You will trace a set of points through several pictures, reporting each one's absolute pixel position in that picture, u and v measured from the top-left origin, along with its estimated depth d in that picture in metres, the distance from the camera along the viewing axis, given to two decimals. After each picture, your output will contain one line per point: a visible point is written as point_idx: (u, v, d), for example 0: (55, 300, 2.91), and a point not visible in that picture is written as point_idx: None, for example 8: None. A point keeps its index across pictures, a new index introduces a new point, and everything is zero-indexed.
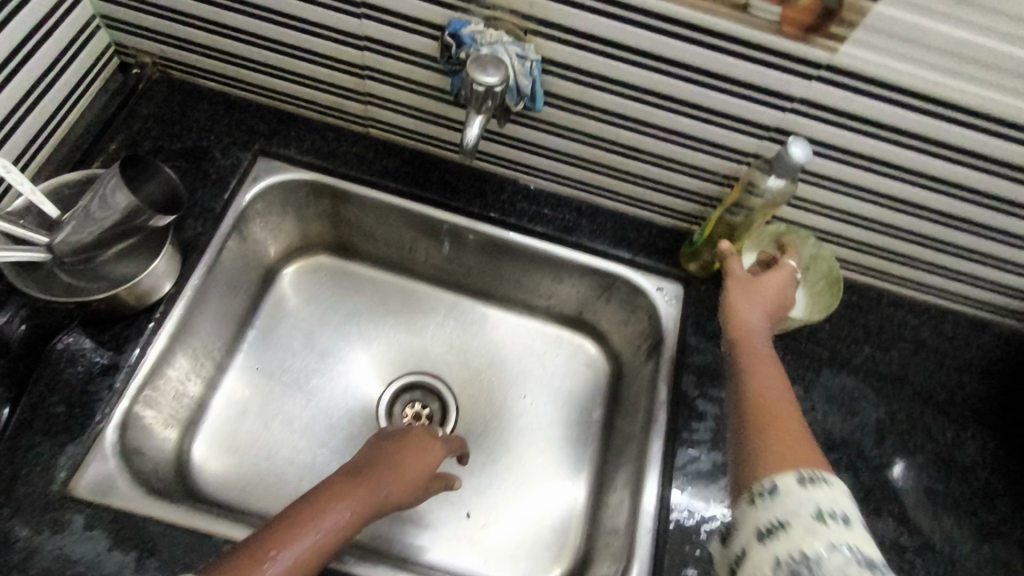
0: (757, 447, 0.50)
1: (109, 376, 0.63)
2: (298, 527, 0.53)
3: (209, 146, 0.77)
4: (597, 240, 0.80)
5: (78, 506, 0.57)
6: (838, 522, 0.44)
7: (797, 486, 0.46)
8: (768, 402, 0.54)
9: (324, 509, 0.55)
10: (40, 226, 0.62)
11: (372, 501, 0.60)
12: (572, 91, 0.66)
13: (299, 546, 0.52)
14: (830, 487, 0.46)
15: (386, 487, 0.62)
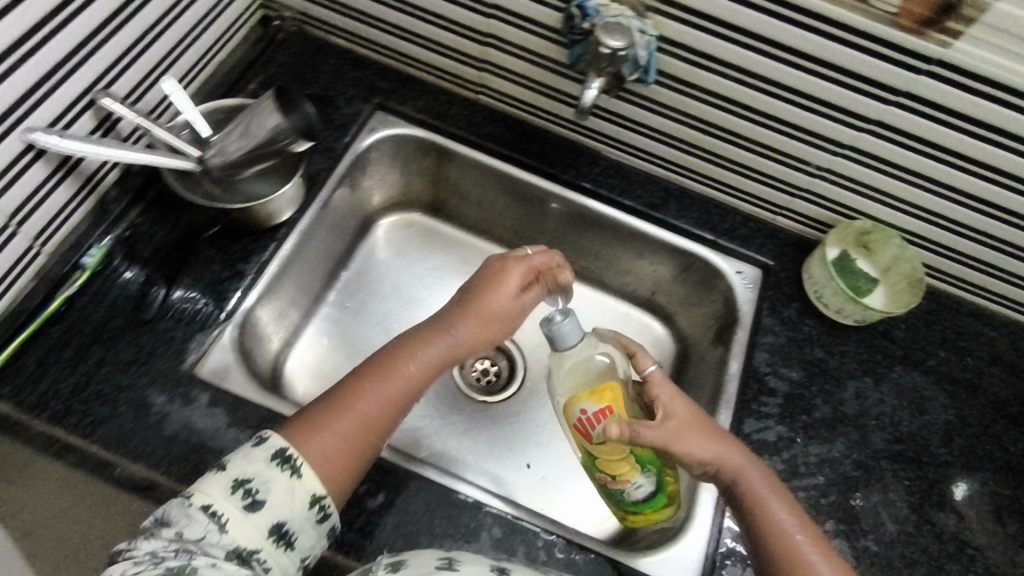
0: None
1: (235, 281, 0.71)
2: (329, 423, 0.57)
3: (335, 96, 0.84)
4: (681, 219, 0.84)
5: (203, 387, 0.64)
6: None
7: None
8: (779, 537, 0.57)
9: (354, 400, 0.59)
10: (193, 142, 0.71)
11: (406, 378, 0.62)
12: (681, 70, 0.70)
13: (351, 420, 0.58)
14: None
15: (410, 366, 0.63)
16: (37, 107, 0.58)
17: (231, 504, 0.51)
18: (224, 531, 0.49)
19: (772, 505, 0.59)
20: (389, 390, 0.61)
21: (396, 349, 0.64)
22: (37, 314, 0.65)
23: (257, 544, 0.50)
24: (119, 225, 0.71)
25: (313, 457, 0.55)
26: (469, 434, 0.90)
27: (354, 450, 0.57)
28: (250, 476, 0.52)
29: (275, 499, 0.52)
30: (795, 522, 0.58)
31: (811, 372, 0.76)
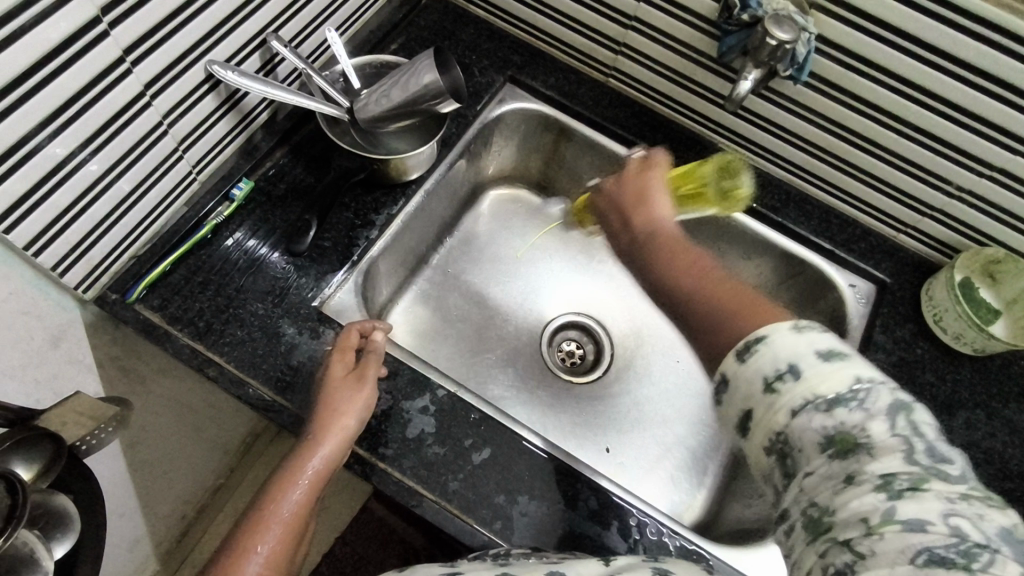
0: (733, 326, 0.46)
1: (366, 230, 0.73)
2: (231, 574, 0.51)
3: (470, 64, 0.86)
4: (800, 226, 0.83)
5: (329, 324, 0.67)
6: (828, 367, 0.40)
7: (784, 338, 0.42)
8: (702, 291, 0.50)
9: (261, 528, 0.53)
10: (343, 93, 0.74)
11: (309, 485, 0.57)
12: (833, 72, 0.70)
13: (269, 540, 0.53)
14: (764, 344, 0.42)
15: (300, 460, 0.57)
16: (223, 39, 0.61)
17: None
18: None
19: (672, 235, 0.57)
20: (289, 499, 0.55)
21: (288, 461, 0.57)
22: (187, 238, 0.68)
23: None
24: (264, 164, 0.74)
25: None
26: (552, 410, 0.91)
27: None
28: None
29: None
30: (698, 285, 0.51)
31: (922, 397, 0.74)
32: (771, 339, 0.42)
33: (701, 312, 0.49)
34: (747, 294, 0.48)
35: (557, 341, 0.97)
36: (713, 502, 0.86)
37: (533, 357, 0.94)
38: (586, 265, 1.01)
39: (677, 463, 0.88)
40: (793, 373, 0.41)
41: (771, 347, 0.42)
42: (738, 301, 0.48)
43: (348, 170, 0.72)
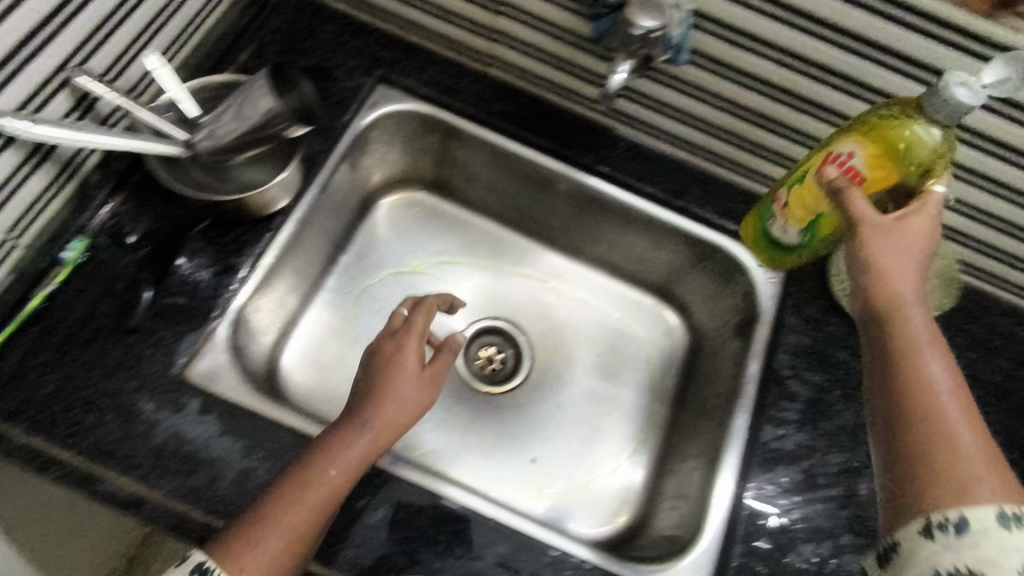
0: (924, 465, 0.43)
1: (227, 276, 0.66)
2: (256, 540, 0.50)
3: (334, 67, 0.78)
4: (704, 209, 0.79)
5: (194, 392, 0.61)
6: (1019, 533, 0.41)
7: (989, 524, 0.41)
8: (913, 373, 0.47)
9: (299, 496, 0.53)
10: (181, 124, 0.65)
11: (348, 465, 0.55)
12: (717, 48, 0.64)
13: (299, 509, 0.52)
14: (1021, 528, 0.41)
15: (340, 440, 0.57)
16: (4, 86, 0.51)
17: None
18: None
19: (908, 310, 0.50)
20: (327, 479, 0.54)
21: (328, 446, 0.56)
22: (14, 314, 0.60)
23: None
24: (99, 213, 0.65)
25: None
26: (472, 426, 0.87)
27: (296, 550, 0.51)
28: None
29: None
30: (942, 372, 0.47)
31: (835, 376, 0.72)
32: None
33: (932, 471, 0.43)
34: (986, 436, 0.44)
35: (475, 350, 0.93)
36: (643, 501, 0.84)
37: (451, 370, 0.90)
38: (496, 266, 0.96)
39: (604, 464, 0.86)
40: (958, 526, 0.41)
41: (1005, 519, 0.41)
42: (935, 442, 0.44)
43: (183, 220, 0.66)
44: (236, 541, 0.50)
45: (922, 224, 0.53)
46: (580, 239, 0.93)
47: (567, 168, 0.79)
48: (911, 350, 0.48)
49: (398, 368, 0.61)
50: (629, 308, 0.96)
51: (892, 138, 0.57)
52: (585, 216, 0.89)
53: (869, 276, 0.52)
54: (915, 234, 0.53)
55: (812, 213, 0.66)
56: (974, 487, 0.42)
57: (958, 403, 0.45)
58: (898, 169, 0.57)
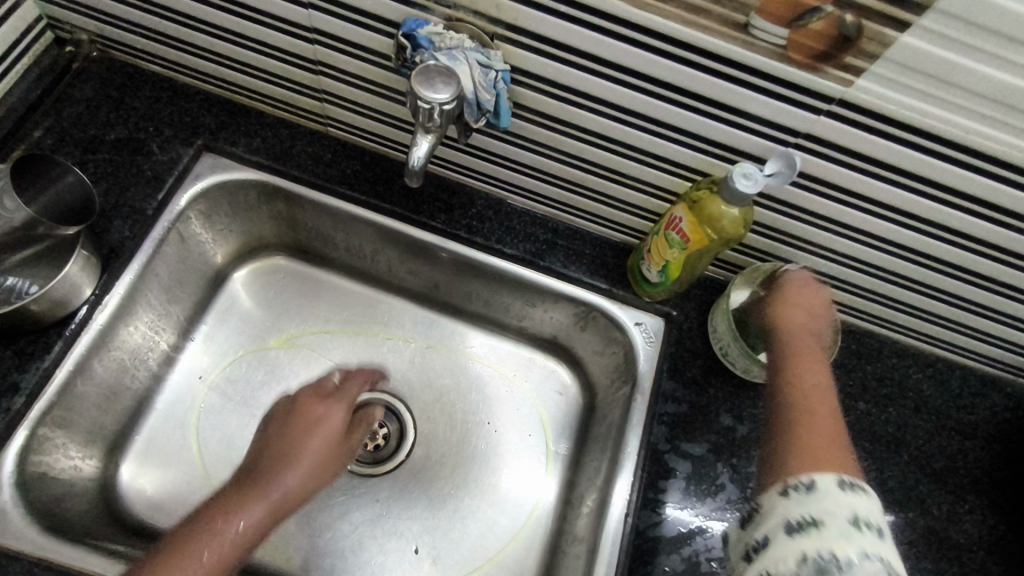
0: (790, 438, 0.49)
1: (7, 398, 0.58)
2: None
3: (147, 139, 0.70)
4: (572, 267, 0.72)
5: None
6: (872, 531, 0.43)
7: (836, 489, 0.45)
8: (801, 392, 0.53)
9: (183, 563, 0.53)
10: None
11: (246, 533, 0.56)
12: (547, 106, 0.56)
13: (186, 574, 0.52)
14: (863, 500, 0.44)
15: (286, 465, 0.61)
16: None
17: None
18: None
19: (810, 354, 0.57)
20: (266, 502, 0.58)
21: (282, 470, 0.60)
22: None
23: None
24: None
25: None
26: (347, 518, 0.79)
27: None
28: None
29: None
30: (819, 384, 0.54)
31: (718, 444, 0.66)
32: (869, 497, 0.45)
33: (782, 433, 0.51)
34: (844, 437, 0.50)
35: None
36: None
37: None
38: (370, 333, 0.87)
39: (495, 548, 0.79)
40: (807, 488, 0.45)
41: (860, 502, 0.44)
42: (805, 428, 0.50)
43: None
44: None
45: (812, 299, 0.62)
46: (461, 297, 0.86)
47: (418, 233, 0.72)
48: (798, 377, 0.55)
49: (320, 434, 0.63)
50: (520, 368, 0.88)
51: (706, 211, 0.57)
52: (458, 276, 0.81)
53: (777, 329, 0.60)
54: (818, 305, 0.62)
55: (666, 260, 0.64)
56: (829, 468, 0.46)
57: (823, 399, 0.53)
58: (712, 242, 0.59)
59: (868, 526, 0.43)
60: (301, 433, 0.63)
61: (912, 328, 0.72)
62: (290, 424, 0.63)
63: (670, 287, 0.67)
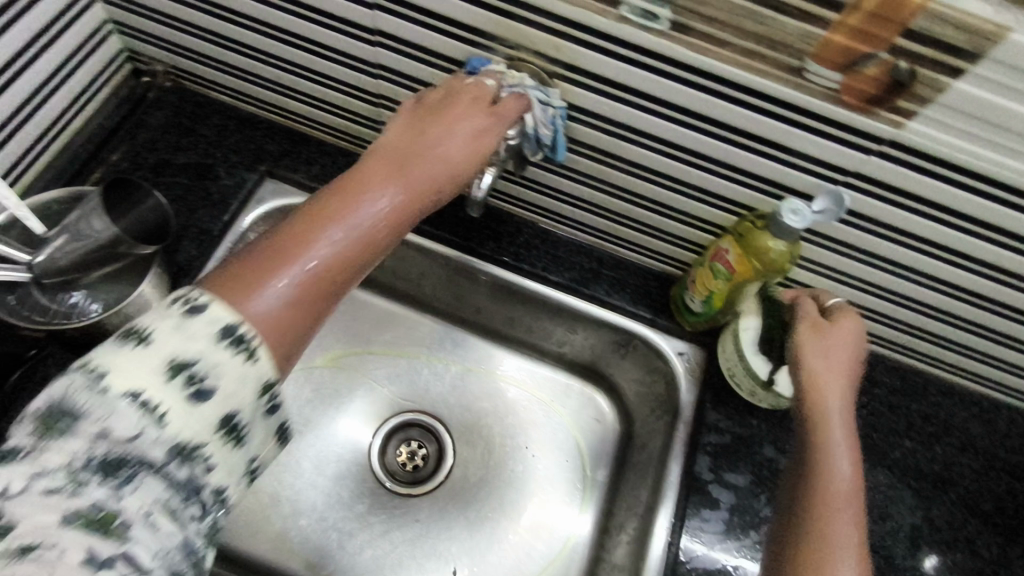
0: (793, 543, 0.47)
1: None
2: (260, 273, 0.41)
3: (214, 165, 0.73)
4: (615, 296, 0.74)
5: None
6: None
7: None
8: (818, 471, 0.50)
9: (308, 239, 0.44)
10: (25, 244, 0.60)
11: (381, 218, 0.47)
12: (601, 140, 0.59)
13: (316, 255, 0.43)
14: None
15: (399, 172, 0.49)
16: None
17: (172, 395, 0.36)
18: (163, 425, 0.35)
19: (831, 401, 0.53)
20: (366, 226, 0.46)
21: (387, 180, 0.48)
22: None
23: (204, 440, 0.36)
24: None
25: (291, 281, 0.42)
26: (387, 537, 0.80)
27: (302, 303, 0.42)
28: (175, 343, 0.36)
29: (227, 386, 0.37)
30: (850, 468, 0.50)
31: (761, 477, 0.66)
32: None
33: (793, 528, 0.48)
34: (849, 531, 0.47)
35: (393, 449, 0.86)
36: None
37: (364, 474, 0.84)
38: (412, 354, 0.89)
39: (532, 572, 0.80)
40: None
41: None
42: (812, 519, 0.47)
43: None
44: (244, 266, 0.41)
45: (843, 331, 0.57)
46: (502, 321, 0.88)
47: (464, 259, 0.74)
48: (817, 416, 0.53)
49: (473, 116, 0.53)
50: (558, 392, 0.89)
51: (752, 244, 0.59)
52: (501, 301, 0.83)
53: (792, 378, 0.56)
54: (845, 333, 0.57)
55: (711, 291, 0.65)
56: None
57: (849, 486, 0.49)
58: (756, 273, 0.60)
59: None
60: (407, 173, 0.49)
61: (957, 366, 0.71)
62: (420, 139, 0.51)
63: (712, 318, 0.68)
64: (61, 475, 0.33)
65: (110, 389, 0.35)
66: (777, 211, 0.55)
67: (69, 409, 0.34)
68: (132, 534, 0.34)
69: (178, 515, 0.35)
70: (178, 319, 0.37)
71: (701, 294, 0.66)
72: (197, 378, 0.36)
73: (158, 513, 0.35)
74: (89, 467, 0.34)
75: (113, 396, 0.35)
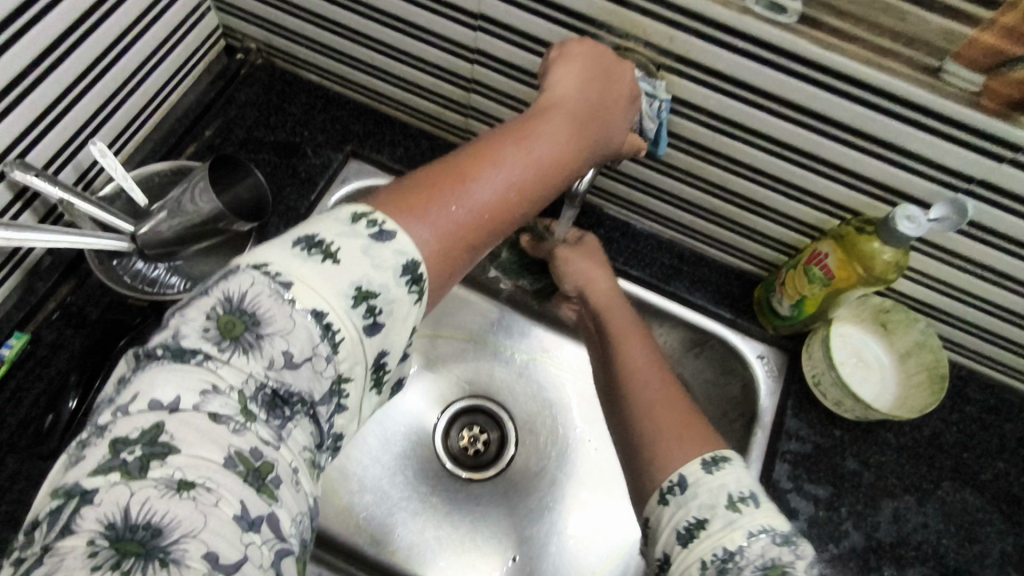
0: (648, 449, 0.46)
1: None
2: (430, 198, 0.42)
3: (302, 143, 0.74)
4: (695, 293, 0.72)
5: None
6: (748, 504, 0.40)
7: (701, 469, 0.43)
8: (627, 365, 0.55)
9: (467, 176, 0.43)
10: (130, 214, 0.62)
11: (540, 171, 0.46)
12: (703, 135, 0.57)
13: (473, 195, 0.43)
14: (727, 465, 0.43)
15: (560, 118, 0.48)
16: None
17: (352, 322, 0.36)
18: (334, 355, 0.36)
19: (639, 345, 0.57)
20: (514, 173, 0.45)
21: (553, 132, 0.47)
22: None
23: (354, 376, 0.37)
24: (45, 306, 0.62)
25: (454, 214, 0.42)
26: (449, 518, 0.81)
27: (459, 240, 0.42)
28: (364, 269, 0.37)
29: (392, 330, 0.38)
30: (646, 355, 0.55)
31: (842, 489, 0.64)
32: (734, 459, 0.43)
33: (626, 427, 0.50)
34: (677, 412, 0.49)
35: (456, 432, 0.87)
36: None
37: (428, 455, 0.84)
38: (480, 340, 0.90)
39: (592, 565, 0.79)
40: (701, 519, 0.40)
41: (733, 466, 0.43)
42: (655, 419, 0.49)
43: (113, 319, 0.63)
44: (413, 188, 0.42)
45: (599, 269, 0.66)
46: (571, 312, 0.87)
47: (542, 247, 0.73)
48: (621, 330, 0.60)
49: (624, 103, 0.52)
50: None
51: (858, 248, 0.57)
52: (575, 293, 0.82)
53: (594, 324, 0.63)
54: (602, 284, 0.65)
55: (803, 295, 0.63)
56: (687, 455, 0.44)
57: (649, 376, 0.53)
58: (859, 278, 0.58)
59: (744, 501, 0.41)
60: (568, 131, 0.48)
61: None
62: (587, 88, 0.50)
63: (800, 322, 0.66)
64: (230, 398, 0.33)
65: (298, 301, 0.35)
66: (890, 218, 0.53)
67: (253, 310, 0.35)
68: (280, 491, 0.33)
69: (316, 467, 0.37)
70: (366, 241, 0.38)
71: (791, 298, 0.64)
72: (375, 311, 0.37)
73: (304, 466, 0.36)
74: (256, 400, 0.34)
75: (297, 308, 0.35)
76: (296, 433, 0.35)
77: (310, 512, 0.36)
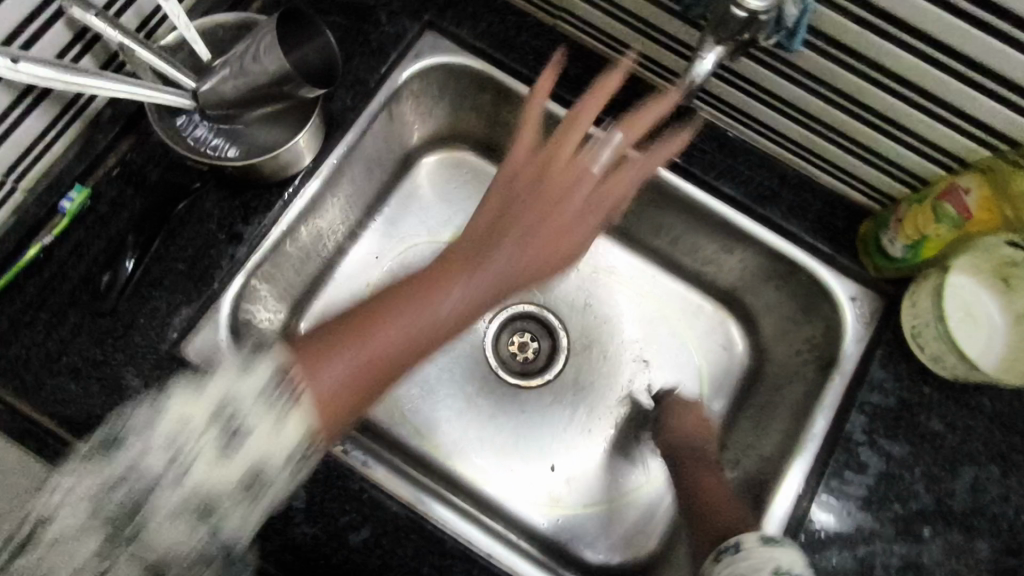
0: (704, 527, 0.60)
1: (231, 246, 0.60)
2: (365, 334, 0.55)
3: (375, 8, 0.67)
4: (792, 221, 0.65)
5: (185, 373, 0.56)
6: (764, 540, 0.50)
7: (754, 544, 0.50)
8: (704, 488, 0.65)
9: (378, 325, 0.55)
10: (192, 70, 0.57)
11: (463, 306, 0.58)
12: (849, 27, 0.51)
13: (385, 335, 0.55)
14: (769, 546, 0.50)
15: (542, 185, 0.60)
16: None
17: (211, 446, 0.45)
18: (228, 455, 0.45)
19: (718, 484, 0.66)
20: (470, 290, 0.59)
21: (498, 243, 0.59)
22: (8, 265, 0.56)
23: (230, 454, 0.46)
24: (105, 161, 0.60)
25: (385, 344, 0.55)
26: (493, 420, 0.80)
27: (368, 372, 0.54)
28: (241, 397, 0.46)
29: (264, 445, 0.46)
30: (717, 481, 0.66)
31: (921, 450, 0.59)
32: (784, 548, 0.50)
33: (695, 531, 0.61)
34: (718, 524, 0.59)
35: (506, 336, 0.84)
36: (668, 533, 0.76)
37: (476, 356, 0.82)
38: None
39: (632, 486, 0.78)
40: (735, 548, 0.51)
41: (779, 550, 0.49)
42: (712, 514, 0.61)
43: (174, 184, 0.60)
44: (350, 321, 0.55)
45: (697, 422, 0.73)
46: (643, 228, 0.81)
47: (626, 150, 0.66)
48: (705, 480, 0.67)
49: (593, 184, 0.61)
50: (687, 311, 0.83)
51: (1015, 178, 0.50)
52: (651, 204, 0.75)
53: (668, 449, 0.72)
54: (702, 429, 0.73)
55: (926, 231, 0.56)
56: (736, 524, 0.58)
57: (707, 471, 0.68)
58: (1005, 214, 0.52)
59: (725, 551, 0.51)
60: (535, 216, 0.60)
61: None
62: (580, 123, 0.60)
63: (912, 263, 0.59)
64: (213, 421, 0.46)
65: (220, 430, 0.46)
66: None
67: (231, 430, 0.46)
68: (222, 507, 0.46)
69: (256, 490, 0.46)
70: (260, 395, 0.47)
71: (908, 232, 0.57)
72: (229, 433, 0.46)
73: (238, 489, 0.46)
74: (220, 434, 0.45)
75: (236, 440, 0.46)
76: (232, 465, 0.46)
77: (259, 502, 0.47)
